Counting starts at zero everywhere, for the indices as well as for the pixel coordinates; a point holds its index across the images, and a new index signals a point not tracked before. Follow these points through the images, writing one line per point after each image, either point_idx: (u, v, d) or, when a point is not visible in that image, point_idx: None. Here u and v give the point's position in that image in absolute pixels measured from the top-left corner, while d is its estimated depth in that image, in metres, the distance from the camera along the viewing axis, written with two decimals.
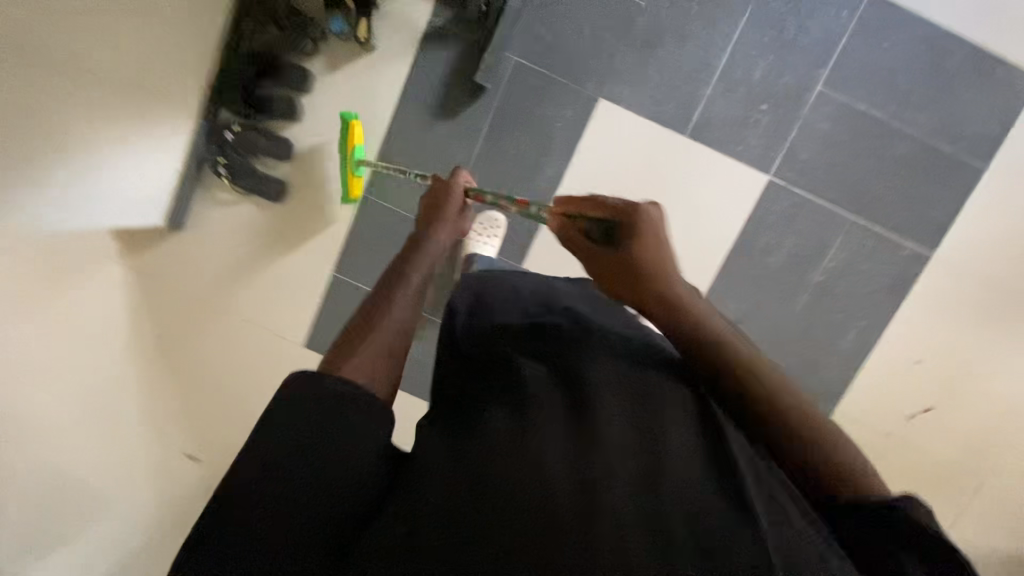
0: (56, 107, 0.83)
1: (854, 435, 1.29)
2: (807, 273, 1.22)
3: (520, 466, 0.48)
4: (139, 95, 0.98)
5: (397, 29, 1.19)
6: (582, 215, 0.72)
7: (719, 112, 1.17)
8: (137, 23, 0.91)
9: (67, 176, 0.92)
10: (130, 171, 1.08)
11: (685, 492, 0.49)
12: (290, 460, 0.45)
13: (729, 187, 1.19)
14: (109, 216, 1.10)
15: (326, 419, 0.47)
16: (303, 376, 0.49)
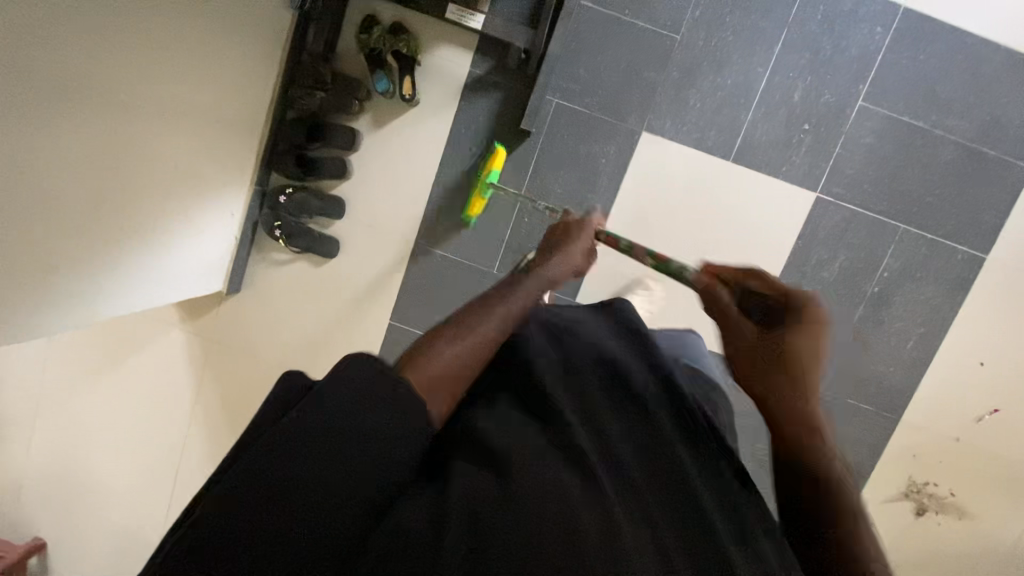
0: (128, 196, 0.86)
1: (922, 442, 1.28)
2: (862, 285, 1.22)
3: (547, 475, 0.43)
4: (195, 172, 1.00)
5: (438, 83, 1.22)
6: (741, 284, 0.66)
7: (763, 135, 1.18)
8: (200, 107, 0.94)
9: (132, 257, 0.94)
10: (190, 244, 1.10)
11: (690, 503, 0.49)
12: (316, 449, 0.36)
13: (778, 207, 1.20)
14: (178, 288, 1.13)
15: (368, 410, 0.39)
16: (358, 366, 0.40)
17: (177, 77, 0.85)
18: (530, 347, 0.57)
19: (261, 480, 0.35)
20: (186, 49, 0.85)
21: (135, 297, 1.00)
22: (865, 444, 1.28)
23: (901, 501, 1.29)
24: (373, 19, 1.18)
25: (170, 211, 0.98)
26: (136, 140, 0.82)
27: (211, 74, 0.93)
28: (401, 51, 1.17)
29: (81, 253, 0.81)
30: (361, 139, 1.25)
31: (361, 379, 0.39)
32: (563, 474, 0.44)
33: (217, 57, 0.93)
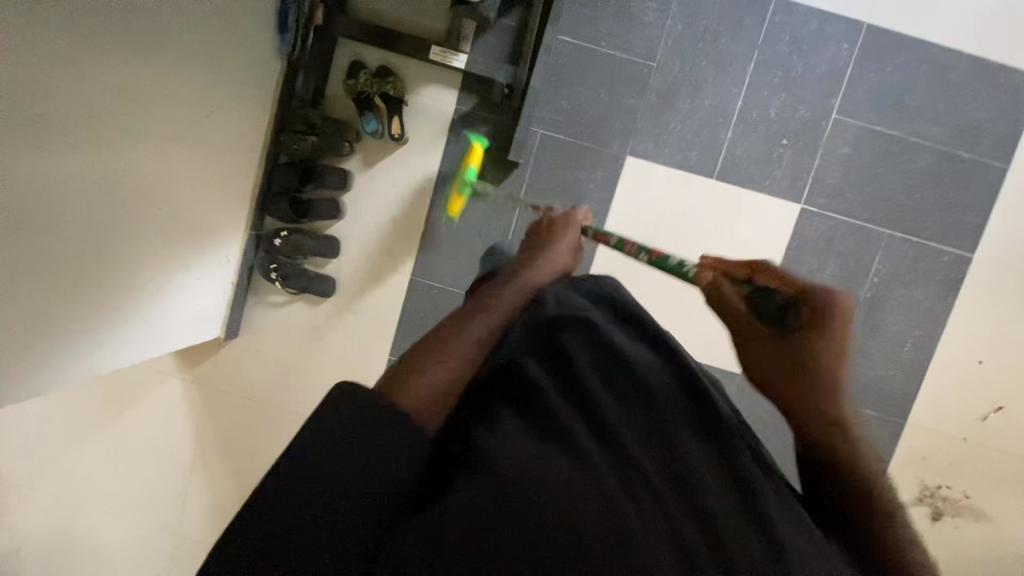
0: (125, 247, 0.87)
1: (930, 445, 1.28)
2: (855, 291, 1.24)
3: (557, 485, 0.44)
4: (189, 220, 1.02)
5: (427, 121, 1.26)
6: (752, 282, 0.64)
7: (744, 152, 1.21)
8: (190, 155, 0.96)
9: (130, 308, 0.95)
10: (186, 291, 1.11)
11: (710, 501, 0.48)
12: (336, 468, 0.39)
13: (766, 219, 1.22)
14: (180, 336, 1.14)
15: (376, 432, 0.41)
16: (348, 389, 0.42)
17: (168, 130, 0.88)
18: (521, 342, 0.58)
19: (287, 503, 0.38)
20: (179, 104, 0.88)
21: (131, 348, 1.01)
22: (874, 450, 1.28)
23: (915, 506, 1.28)
24: (359, 64, 1.22)
25: (165, 261, 0.99)
26: (129, 194, 0.84)
27: (201, 125, 0.96)
28: (388, 93, 1.21)
29: (78, 308, 0.82)
30: (352, 179, 1.28)
31: (362, 408, 0.42)
32: (572, 478, 0.45)
33: (207, 108, 0.96)
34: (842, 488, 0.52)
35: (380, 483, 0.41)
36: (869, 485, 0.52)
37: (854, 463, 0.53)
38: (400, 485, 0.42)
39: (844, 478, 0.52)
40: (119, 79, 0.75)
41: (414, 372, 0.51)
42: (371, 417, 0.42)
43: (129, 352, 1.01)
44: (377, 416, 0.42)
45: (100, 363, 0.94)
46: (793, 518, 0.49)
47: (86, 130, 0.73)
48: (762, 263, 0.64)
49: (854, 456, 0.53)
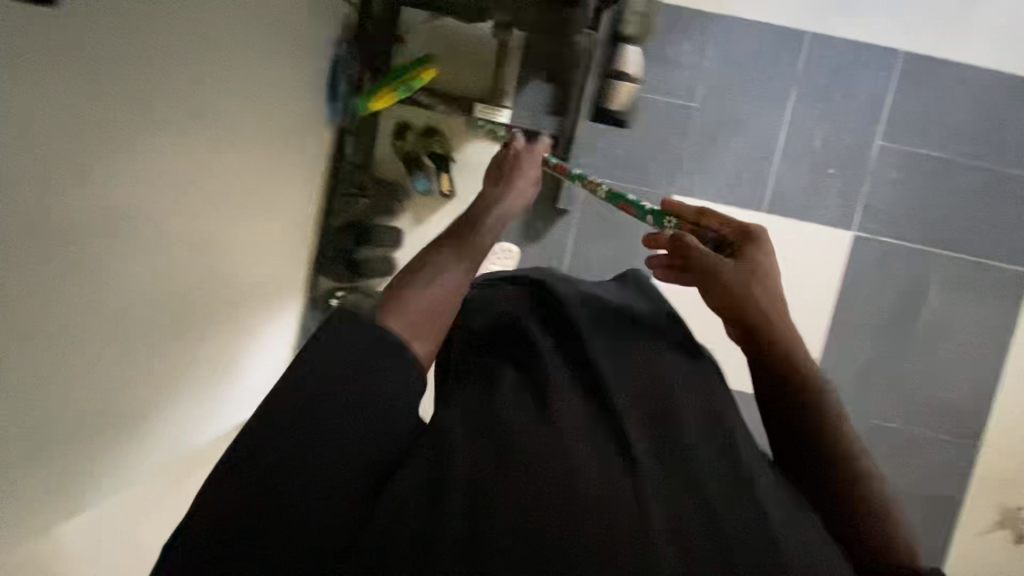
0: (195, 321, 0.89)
1: (1006, 466, 1.24)
2: (915, 314, 1.23)
3: (549, 458, 0.45)
4: (249, 286, 1.04)
5: (473, 176, 1.28)
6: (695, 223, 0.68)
7: (791, 183, 1.22)
8: (247, 224, 0.99)
9: (200, 378, 0.97)
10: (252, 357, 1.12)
11: (704, 472, 0.48)
12: (330, 398, 0.43)
13: (819, 247, 1.23)
14: (253, 406, 1.14)
15: (365, 364, 0.44)
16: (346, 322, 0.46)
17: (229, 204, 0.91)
18: (513, 307, 0.59)
19: (272, 441, 0.41)
20: (235, 178, 0.91)
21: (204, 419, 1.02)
22: (947, 473, 1.25)
23: (996, 531, 1.24)
24: (405, 125, 1.25)
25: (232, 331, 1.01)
26: (195, 270, 0.86)
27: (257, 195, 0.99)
28: (436, 151, 1.24)
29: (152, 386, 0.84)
30: (403, 236, 1.30)
31: (352, 347, 0.44)
32: (568, 454, 0.46)
33: (261, 180, 1.00)
34: (827, 456, 0.54)
35: (356, 431, 0.43)
36: (847, 446, 0.54)
37: (839, 427, 0.55)
38: (390, 431, 0.44)
39: (807, 420, 0.55)
40: (184, 162, 0.78)
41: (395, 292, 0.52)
42: (361, 349, 0.45)
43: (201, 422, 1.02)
44: (367, 346, 0.45)
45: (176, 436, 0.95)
46: (782, 492, 0.49)
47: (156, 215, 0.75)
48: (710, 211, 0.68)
49: (834, 419, 0.55)
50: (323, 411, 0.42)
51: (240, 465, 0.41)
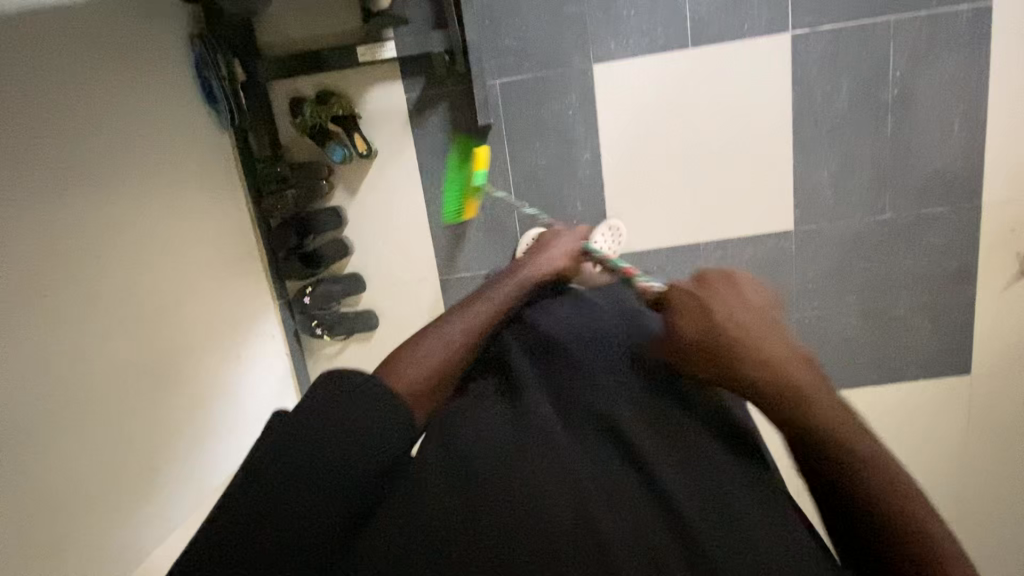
0: (121, 377, 0.89)
1: (1018, 215, 1.20)
2: (880, 97, 1.14)
3: (457, 492, 0.55)
4: (176, 323, 1.01)
5: (386, 124, 1.20)
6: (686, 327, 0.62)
7: (709, 6, 1.11)
8: (157, 259, 0.98)
9: (167, 431, 0.98)
10: (241, 368, 1.18)
11: (498, 507, 0.54)
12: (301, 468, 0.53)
13: (762, 62, 1.13)
14: (244, 421, 1.18)
15: (339, 430, 0.55)
16: (326, 390, 0.57)
17: (139, 248, 0.94)
18: (555, 387, 0.66)
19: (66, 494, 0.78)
20: (142, 216, 0.95)
21: (194, 449, 1.05)
22: (950, 241, 1.21)
23: (1020, 281, 1.23)
24: (298, 98, 1.18)
25: (173, 357, 1.00)
26: (106, 309, 0.87)
27: (159, 216, 0.99)
28: (339, 114, 1.17)
29: (137, 446, 0.91)
30: (346, 211, 1.25)
31: (329, 413, 0.55)
32: (477, 484, 0.55)
33: (165, 213, 1.01)
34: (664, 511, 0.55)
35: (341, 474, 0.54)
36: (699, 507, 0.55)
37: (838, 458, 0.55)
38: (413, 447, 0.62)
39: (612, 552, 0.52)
40: (77, 226, 0.83)
41: (399, 359, 0.66)
42: (345, 413, 0.56)
43: (193, 459, 1.04)
44: (347, 409, 0.56)
45: (161, 505, 0.96)
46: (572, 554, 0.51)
47: (77, 285, 0.82)
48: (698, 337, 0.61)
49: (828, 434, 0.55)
50: (342, 433, 0.55)
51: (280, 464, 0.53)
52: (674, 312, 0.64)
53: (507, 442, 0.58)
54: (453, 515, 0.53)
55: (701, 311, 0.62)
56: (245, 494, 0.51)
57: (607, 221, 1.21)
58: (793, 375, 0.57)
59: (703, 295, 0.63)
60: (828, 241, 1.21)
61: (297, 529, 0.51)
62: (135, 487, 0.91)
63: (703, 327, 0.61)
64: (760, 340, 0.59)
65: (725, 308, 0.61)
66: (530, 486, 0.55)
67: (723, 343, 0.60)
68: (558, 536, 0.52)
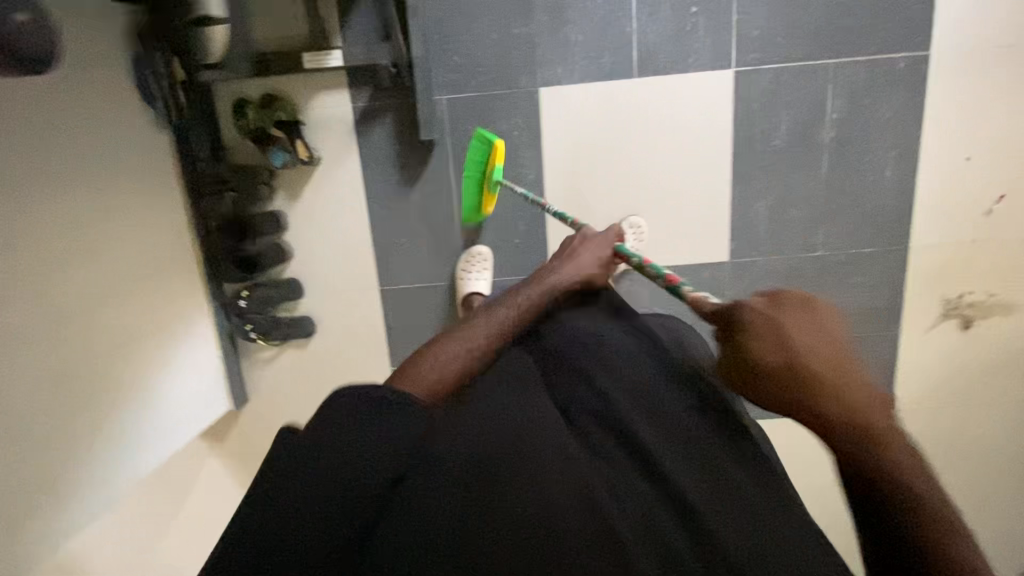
0: (30, 387, 0.86)
1: (943, 261, 1.24)
2: (818, 137, 1.17)
3: (479, 501, 0.60)
4: (97, 327, 0.98)
5: (330, 132, 1.19)
6: (758, 346, 0.62)
7: (656, 37, 1.12)
8: (80, 260, 0.95)
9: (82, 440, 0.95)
10: (169, 370, 1.15)
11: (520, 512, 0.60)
12: (335, 465, 0.57)
13: (704, 96, 1.15)
14: (168, 425, 1.15)
15: (367, 427, 0.60)
16: (355, 397, 0.61)
17: (60, 249, 0.91)
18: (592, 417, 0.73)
19: None
20: (69, 219, 0.92)
21: (112, 458, 1.02)
22: (878, 281, 1.25)
23: (943, 322, 1.27)
24: (243, 100, 1.17)
25: (92, 361, 0.97)
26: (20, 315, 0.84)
27: (85, 216, 0.96)
28: (281, 119, 1.17)
29: (46, 459, 0.88)
30: (287, 217, 1.24)
31: (363, 408, 0.61)
32: (505, 494, 0.61)
33: (91, 211, 0.97)
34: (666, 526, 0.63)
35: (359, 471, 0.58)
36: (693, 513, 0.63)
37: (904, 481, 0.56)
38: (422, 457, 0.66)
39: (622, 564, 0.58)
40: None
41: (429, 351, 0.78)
42: (365, 415, 0.60)
43: (110, 468, 1.02)
44: (366, 412, 0.60)
45: (71, 518, 0.94)
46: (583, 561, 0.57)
47: None
48: (784, 345, 0.60)
49: (898, 470, 0.56)
50: (363, 437, 0.59)
51: (296, 452, 0.58)
52: (743, 327, 0.64)
53: (536, 456, 0.65)
54: (471, 506, 0.59)
55: (773, 338, 0.61)
56: (285, 491, 0.56)
57: (627, 220, 1.20)
58: (870, 416, 0.58)
59: (775, 313, 0.62)
60: (761, 274, 1.23)
61: (327, 514, 0.56)
62: (47, 497, 0.89)
63: (788, 355, 0.60)
64: (843, 368, 0.60)
65: (808, 332, 0.61)
66: (548, 493, 0.61)
67: (797, 370, 0.59)
68: (562, 529, 0.59)
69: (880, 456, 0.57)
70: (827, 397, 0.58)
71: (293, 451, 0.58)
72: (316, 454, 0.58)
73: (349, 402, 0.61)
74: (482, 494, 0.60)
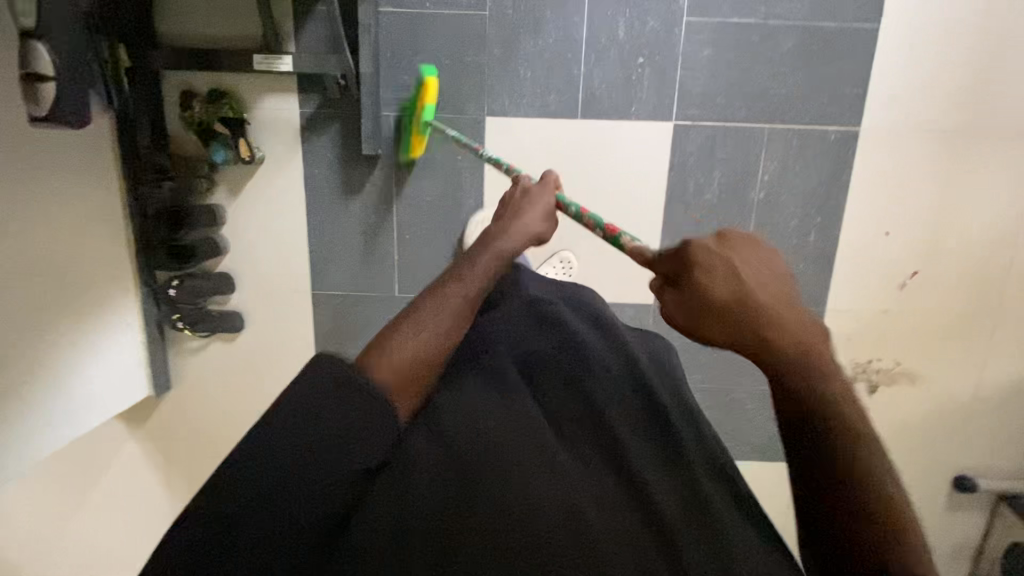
0: None
1: (856, 327, 1.29)
2: (747, 197, 1.21)
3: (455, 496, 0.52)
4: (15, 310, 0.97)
5: (276, 134, 1.20)
6: (709, 283, 0.54)
7: (602, 82, 1.15)
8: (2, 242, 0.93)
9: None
10: (87, 354, 1.15)
11: (503, 510, 0.52)
12: (283, 470, 0.48)
13: (642, 144, 1.19)
14: (83, 410, 1.15)
15: (332, 422, 0.50)
16: (317, 383, 0.51)
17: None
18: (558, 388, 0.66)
19: None
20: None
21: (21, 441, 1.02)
22: None
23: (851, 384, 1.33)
24: (189, 92, 1.17)
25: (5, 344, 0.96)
26: None
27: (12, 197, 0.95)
28: (227, 116, 1.16)
29: None
30: (225, 212, 1.25)
31: (322, 395, 0.50)
32: (483, 492, 0.53)
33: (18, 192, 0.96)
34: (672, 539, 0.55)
35: (342, 474, 0.49)
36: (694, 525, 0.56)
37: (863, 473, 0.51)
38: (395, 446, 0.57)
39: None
40: None
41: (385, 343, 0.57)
42: (330, 405, 0.50)
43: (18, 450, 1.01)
44: (334, 399, 0.50)
45: None
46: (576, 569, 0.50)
47: None
48: (710, 285, 0.54)
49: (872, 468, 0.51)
50: (324, 433, 0.49)
51: (255, 454, 0.48)
52: (698, 265, 0.55)
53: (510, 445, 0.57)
54: (453, 514, 0.51)
55: (725, 273, 0.54)
56: (233, 500, 0.47)
57: (558, 253, 1.23)
58: (821, 356, 0.53)
59: (722, 250, 0.55)
60: None
61: (295, 521, 0.48)
62: None
63: (735, 292, 0.53)
64: (792, 308, 0.53)
65: (752, 268, 0.54)
66: (528, 491, 0.54)
67: (744, 304, 0.53)
68: (550, 536, 0.52)
69: (848, 419, 0.52)
70: (786, 355, 0.53)
71: (242, 460, 0.48)
72: (280, 454, 0.48)
73: (321, 388, 0.50)
74: (469, 491, 0.53)
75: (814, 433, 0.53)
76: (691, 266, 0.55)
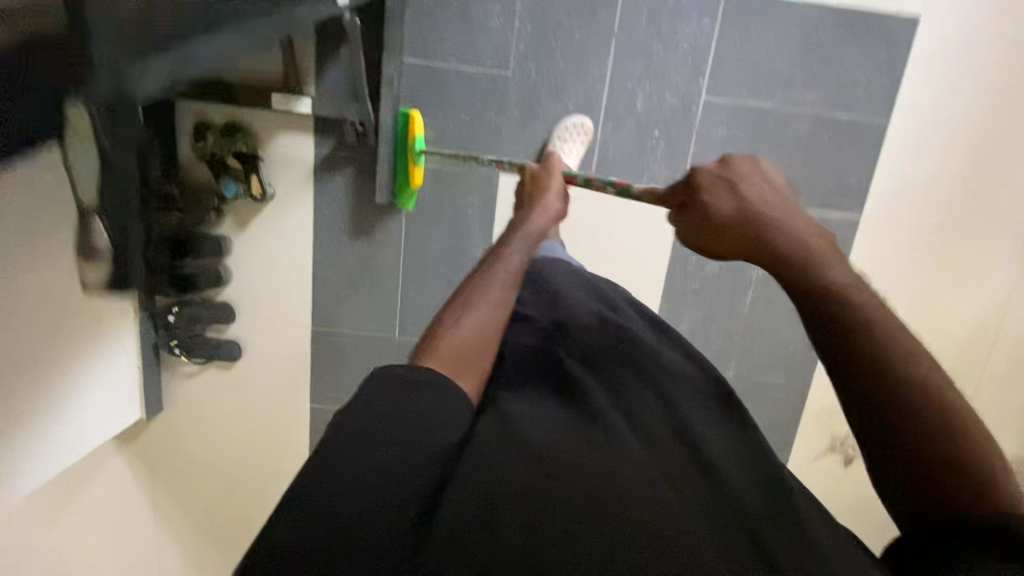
0: None
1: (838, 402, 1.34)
2: (747, 272, 1.25)
3: (536, 479, 0.48)
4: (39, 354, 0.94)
5: (288, 170, 1.20)
6: (716, 200, 0.67)
7: (616, 151, 1.18)
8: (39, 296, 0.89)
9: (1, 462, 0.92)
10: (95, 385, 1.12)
11: (587, 489, 0.48)
12: (359, 457, 0.45)
13: (649, 214, 1.22)
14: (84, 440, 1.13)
15: (399, 409, 0.48)
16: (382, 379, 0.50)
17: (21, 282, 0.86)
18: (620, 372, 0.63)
19: None
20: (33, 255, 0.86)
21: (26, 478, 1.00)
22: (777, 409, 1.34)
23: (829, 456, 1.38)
24: (203, 122, 1.15)
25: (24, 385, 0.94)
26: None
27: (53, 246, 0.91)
28: (242, 151, 1.16)
29: None
30: (230, 242, 1.25)
31: (390, 392, 0.49)
32: (566, 476, 0.49)
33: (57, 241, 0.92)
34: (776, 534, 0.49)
35: (421, 451, 0.47)
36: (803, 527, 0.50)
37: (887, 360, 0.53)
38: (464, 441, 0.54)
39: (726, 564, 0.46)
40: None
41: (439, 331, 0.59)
42: (397, 394, 0.49)
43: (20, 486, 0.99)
44: (401, 388, 0.50)
45: None
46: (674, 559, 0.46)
47: None
48: (716, 201, 0.67)
49: (889, 350, 0.53)
50: (396, 418, 0.48)
51: (329, 455, 0.45)
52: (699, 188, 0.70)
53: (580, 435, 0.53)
54: (539, 495, 0.47)
55: (727, 189, 0.67)
56: (309, 499, 0.43)
57: None
58: (828, 261, 0.60)
59: (723, 172, 0.69)
60: None
61: (370, 516, 0.43)
62: None
63: (740, 208, 0.65)
64: (796, 220, 0.64)
65: (754, 187, 0.67)
66: (604, 472, 0.50)
67: (749, 221, 0.64)
68: (640, 519, 0.47)
69: (899, 345, 0.53)
70: (796, 268, 0.60)
71: (317, 466, 0.45)
72: (355, 445, 0.45)
73: (382, 385, 0.50)
74: (556, 479, 0.49)
75: (850, 344, 0.54)
76: (698, 189, 0.70)
